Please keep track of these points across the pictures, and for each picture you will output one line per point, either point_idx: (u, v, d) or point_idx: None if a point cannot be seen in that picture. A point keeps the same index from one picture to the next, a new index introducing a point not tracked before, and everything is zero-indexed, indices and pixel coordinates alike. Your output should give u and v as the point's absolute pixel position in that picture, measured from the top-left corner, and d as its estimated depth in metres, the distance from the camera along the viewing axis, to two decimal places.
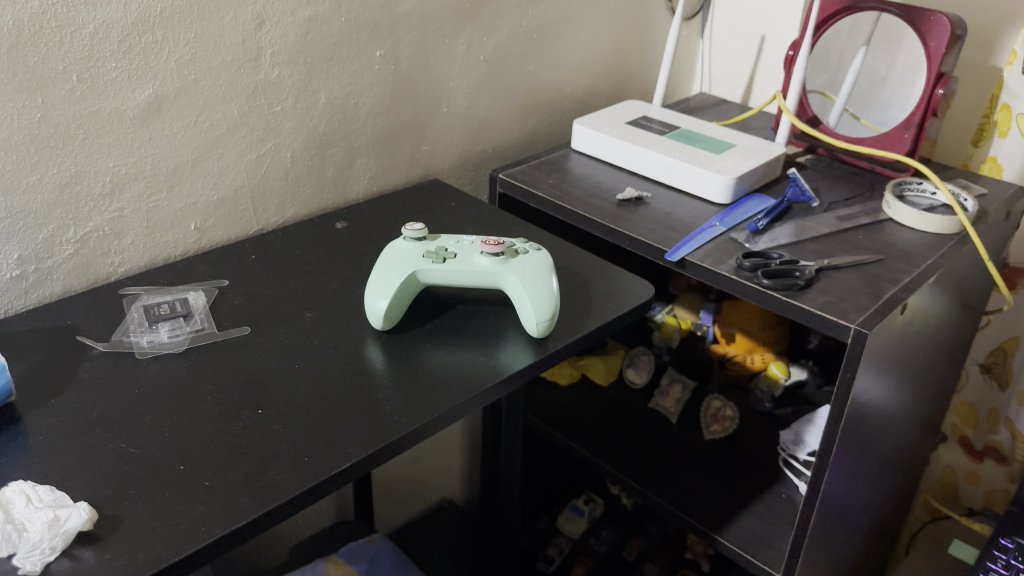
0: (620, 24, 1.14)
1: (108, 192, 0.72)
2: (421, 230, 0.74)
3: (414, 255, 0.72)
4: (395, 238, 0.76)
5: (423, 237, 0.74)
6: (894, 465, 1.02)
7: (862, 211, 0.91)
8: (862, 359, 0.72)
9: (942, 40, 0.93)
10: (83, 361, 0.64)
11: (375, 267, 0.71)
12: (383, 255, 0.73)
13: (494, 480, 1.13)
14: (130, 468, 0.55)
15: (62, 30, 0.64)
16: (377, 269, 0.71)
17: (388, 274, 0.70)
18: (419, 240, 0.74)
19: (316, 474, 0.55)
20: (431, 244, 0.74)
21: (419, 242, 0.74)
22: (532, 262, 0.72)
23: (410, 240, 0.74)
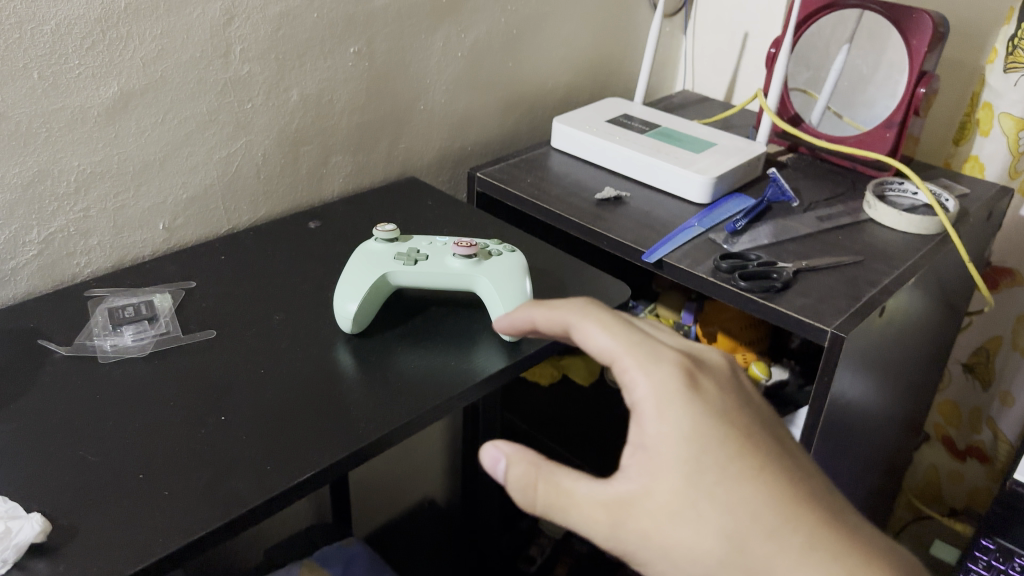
0: (602, 20, 1.12)
1: (74, 191, 0.70)
2: (393, 230, 0.73)
3: (386, 257, 0.71)
4: (366, 239, 0.74)
5: (395, 238, 0.73)
6: (875, 465, 1.02)
7: (843, 211, 0.90)
8: (840, 363, 0.71)
9: (924, 38, 0.92)
10: (44, 365, 0.63)
11: (345, 269, 0.70)
12: (353, 257, 0.72)
13: (474, 481, 1.12)
14: (87, 476, 0.53)
15: (22, 26, 0.62)
16: (345, 270, 0.70)
17: (358, 276, 0.68)
18: (390, 241, 0.73)
19: (280, 482, 0.53)
20: (403, 245, 0.73)
21: (390, 243, 0.73)
22: (505, 264, 0.70)
23: (381, 242, 0.73)
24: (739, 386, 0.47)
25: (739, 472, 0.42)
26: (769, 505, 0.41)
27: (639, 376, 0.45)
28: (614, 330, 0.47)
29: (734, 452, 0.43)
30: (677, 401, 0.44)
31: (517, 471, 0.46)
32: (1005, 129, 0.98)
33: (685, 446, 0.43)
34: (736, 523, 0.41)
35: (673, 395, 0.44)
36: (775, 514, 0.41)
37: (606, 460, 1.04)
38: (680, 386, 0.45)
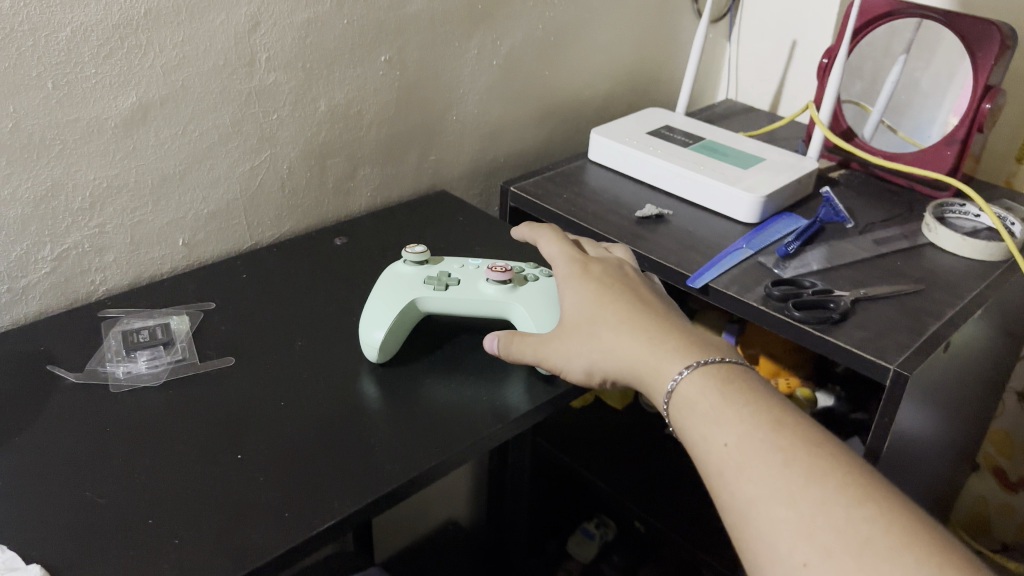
0: (644, 25, 1.07)
1: (88, 207, 0.66)
2: (424, 252, 0.69)
3: (414, 281, 0.67)
4: (395, 262, 0.71)
5: (425, 260, 0.69)
6: (926, 501, 0.96)
7: (900, 234, 0.85)
8: (902, 402, 0.66)
9: (990, 51, 0.87)
10: (53, 394, 0.59)
11: (372, 294, 0.66)
12: (380, 281, 0.68)
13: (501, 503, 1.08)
14: (93, 521, 0.49)
15: (36, 33, 0.59)
16: (372, 296, 0.66)
17: (385, 302, 0.64)
18: (420, 264, 0.69)
19: (298, 532, 0.49)
20: (434, 268, 0.69)
21: (420, 265, 0.69)
22: (542, 290, 0.66)
23: (411, 264, 0.69)
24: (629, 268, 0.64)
25: (605, 300, 0.59)
26: (622, 318, 0.57)
27: (559, 267, 0.64)
28: (551, 245, 0.67)
29: (605, 289, 0.60)
30: (577, 273, 0.62)
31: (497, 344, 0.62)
32: None
33: (577, 294, 0.60)
34: (600, 326, 0.57)
35: (576, 272, 0.62)
36: (620, 316, 0.57)
37: (640, 489, 1.00)
38: (581, 267, 0.63)
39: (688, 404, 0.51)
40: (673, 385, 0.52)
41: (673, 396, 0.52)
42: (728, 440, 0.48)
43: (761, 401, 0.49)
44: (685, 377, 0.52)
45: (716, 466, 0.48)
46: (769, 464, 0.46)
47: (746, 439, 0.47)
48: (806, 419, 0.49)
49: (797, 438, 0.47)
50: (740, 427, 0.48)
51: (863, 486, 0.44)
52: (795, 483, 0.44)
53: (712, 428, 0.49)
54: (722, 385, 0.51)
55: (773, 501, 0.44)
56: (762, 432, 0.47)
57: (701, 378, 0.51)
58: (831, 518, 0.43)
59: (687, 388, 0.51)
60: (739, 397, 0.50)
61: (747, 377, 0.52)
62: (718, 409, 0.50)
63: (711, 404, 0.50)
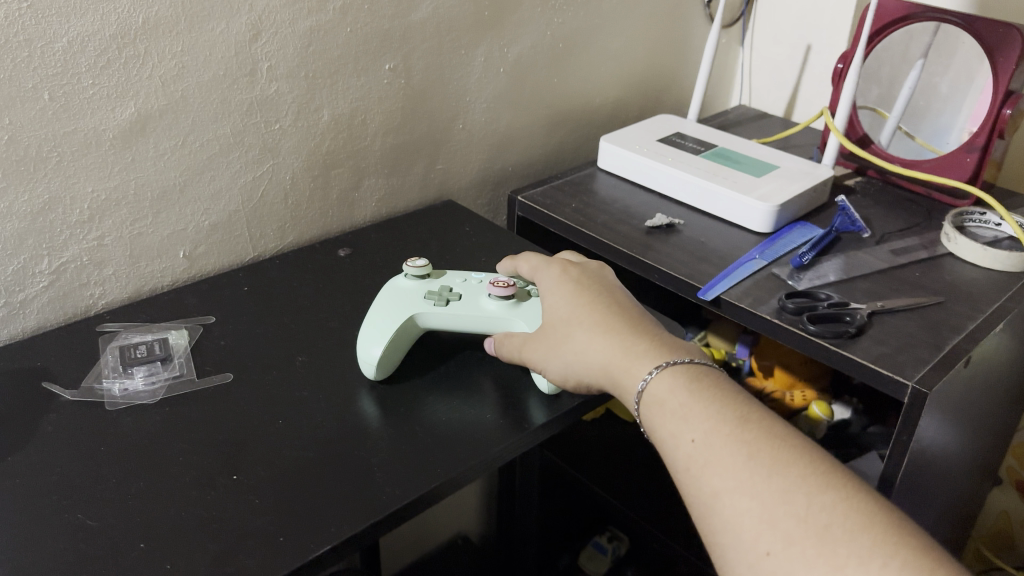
0: (655, 31, 1.05)
1: (87, 220, 0.66)
2: (425, 266, 0.68)
3: (415, 296, 0.66)
4: (397, 275, 0.69)
5: (426, 274, 0.68)
6: (946, 517, 0.94)
7: (918, 244, 0.82)
8: (921, 419, 0.63)
9: (1012, 55, 0.84)
10: (48, 412, 0.58)
11: (372, 309, 0.65)
12: (381, 296, 0.66)
13: (510, 515, 1.06)
14: (84, 546, 0.48)
15: (31, 44, 0.58)
16: (371, 312, 0.64)
17: (384, 318, 0.63)
18: (422, 278, 0.68)
19: (292, 558, 0.48)
20: (435, 283, 0.67)
21: (422, 279, 0.68)
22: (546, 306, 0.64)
23: (412, 278, 0.68)
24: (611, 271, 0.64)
25: (582, 302, 0.59)
26: (595, 316, 0.57)
27: (541, 275, 0.63)
28: (532, 259, 0.66)
29: (583, 290, 0.60)
30: (557, 277, 0.62)
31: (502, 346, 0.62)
32: None
33: (556, 295, 0.60)
34: (575, 328, 0.57)
35: (556, 278, 0.62)
36: (596, 318, 0.57)
37: (651, 503, 0.98)
38: (562, 272, 0.62)
39: (657, 403, 0.51)
40: (643, 386, 0.52)
41: (644, 397, 0.52)
42: (694, 436, 0.48)
43: (728, 399, 0.50)
44: (654, 378, 0.52)
45: (683, 461, 0.48)
46: (733, 458, 0.46)
47: (712, 434, 0.47)
48: (770, 415, 0.49)
49: (760, 433, 0.47)
50: (706, 423, 0.48)
51: (823, 474, 0.44)
52: (758, 475, 0.45)
53: (679, 425, 0.49)
54: (690, 384, 0.51)
55: (737, 494, 0.45)
56: (727, 428, 0.47)
57: (670, 378, 0.51)
58: (792, 507, 0.43)
59: (657, 387, 0.51)
60: (707, 395, 0.50)
61: (715, 378, 0.52)
62: (686, 407, 0.50)
63: (679, 402, 0.50)
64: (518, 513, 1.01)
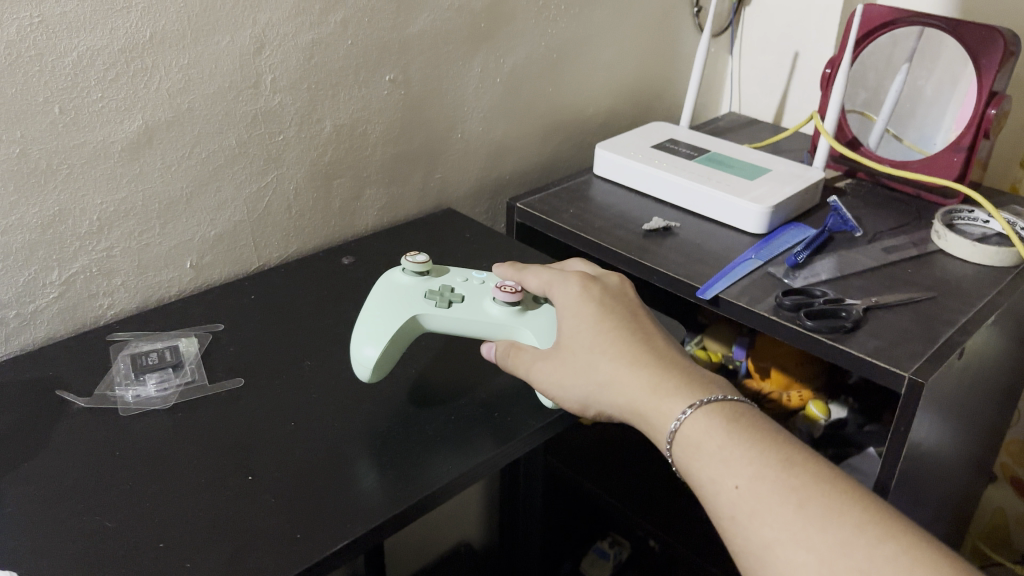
0: (646, 41, 1.08)
1: (96, 230, 0.67)
2: (424, 262, 0.68)
3: (416, 295, 0.66)
4: (394, 269, 0.70)
5: (424, 271, 0.68)
6: (943, 512, 0.95)
7: (909, 242, 0.84)
8: (918, 411, 0.65)
9: (995, 57, 0.87)
10: (62, 420, 0.59)
11: (371, 305, 0.65)
12: (378, 292, 0.67)
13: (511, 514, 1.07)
14: (104, 546, 0.49)
15: (42, 58, 0.59)
16: (369, 310, 0.65)
17: (385, 318, 0.63)
18: (421, 275, 0.68)
19: (311, 553, 0.49)
20: (434, 281, 0.68)
21: (420, 276, 0.68)
22: (551, 315, 0.65)
23: (410, 274, 0.68)
24: (629, 291, 0.63)
25: (605, 329, 0.58)
26: (620, 346, 0.57)
27: (556, 290, 0.63)
28: (543, 272, 0.65)
29: (605, 316, 0.59)
30: (578, 296, 0.61)
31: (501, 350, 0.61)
32: None
33: (577, 317, 0.60)
34: (598, 358, 0.57)
35: (576, 296, 0.61)
36: (620, 349, 0.57)
37: (653, 504, 0.99)
38: (581, 290, 0.62)
39: (693, 445, 0.51)
40: (676, 425, 0.52)
41: (677, 437, 0.52)
42: (739, 483, 0.48)
43: (765, 438, 0.50)
44: (688, 417, 0.52)
45: (728, 509, 0.48)
46: (784, 506, 0.46)
47: (758, 480, 0.48)
48: (809, 451, 0.50)
49: (807, 477, 0.47)
50: (749, 469, 0.48)
51: (880, 523, 0.44)
52: (811, 525, 0.45)
53: (721, 470, 0.49)
54: (727, 425, 0.51)
55: (791, 545, 0.45)
56: (772, 472, 0.48)
57: (705, 418, 0.52)
58: (852, 560, 0.43)
59: (692, 429, 0.51)
60: (746, 436, 0.50)
61: (746, 414, 0.52)
62: (725, 449, 0.50)
63: (717, 444, 0.50)
64: (519, 507, 1.02)
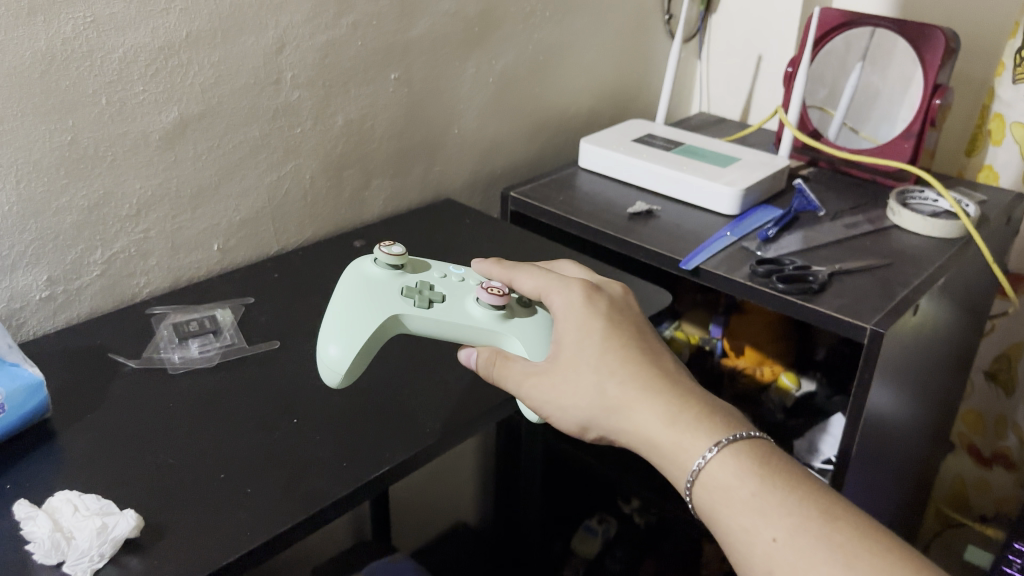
0: (622, 46, 1.16)
1: (135, 213, 0.73)
2: (399, 254, 0.65)
3: (392, 292, 0.63)
4: (366, 258, 0.67)
5: (400, 264, 0.66)
6: (908, 470, 1.03)
7: (865, 219, 0.93)
8: (879, 361, 0.73)
9: (937, 53, 0.96)
10: (116, 378, 0.65)
11: (345, 302, 0.62)
12: (353, 285, 0.63)
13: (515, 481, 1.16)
14: (171, 478, 0.55)
15: (93, 54, 0.65)
16: (343, 307, 0.62)
17: (360, 319, 0.60)
18: (396, 268, 0.65)
19: (358, 477, 0.55)
20: (411, 277, 0.65)
21: (394, 269, 0.65)
22: (536, 321, 0.62)
23: (385, 267, 0.65)
24: (631, 303, 0.61)
25: (613, 347, 0.56)
26: (630, 367, 0.55)
27: (556, 297, 0.60)
28: (536, 273, 0.62)
29: (613, 331, 0.56)
30: (582, 305, 0.58)
31: (485, 356, 0.58)
32: (1017, 138, 1.00)
33: (580, 329, 0.57)
34: (606, 380, 0.54)
35: (579, 305, 0.58)
36: (630, 370, 0.54)
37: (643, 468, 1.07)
38: (585, 299, 0.59)
39: (722, 488, 0.50)
40: (700, 465, 0.51)
41: (700, 475, 0.52)
42: (776, 535, 0.48)
43: (797, 485, 0.50)
44: (714, 455, 0.51)
45: (763, 560, 0.48)
46: (829, 564, 0.46)
47: (798, 534, 0.48)
48: (838, 496, 0.50)
49: (850, 531, 0.47)
50: (788, 520, 0.48)
51: None
52: None
53: (755, 520, 0.49)
54: (756, 468, 0.51)
55: None
56: (813, 526, 0.48)
57: (732, 460, 0.51)
58: None
59: (717, 470, 0.51)
60: (780, 483, 0.50)
61: (775, 457, 0.52)
62: (758, 496, 0.50)
63: (751, 491, 0.50)
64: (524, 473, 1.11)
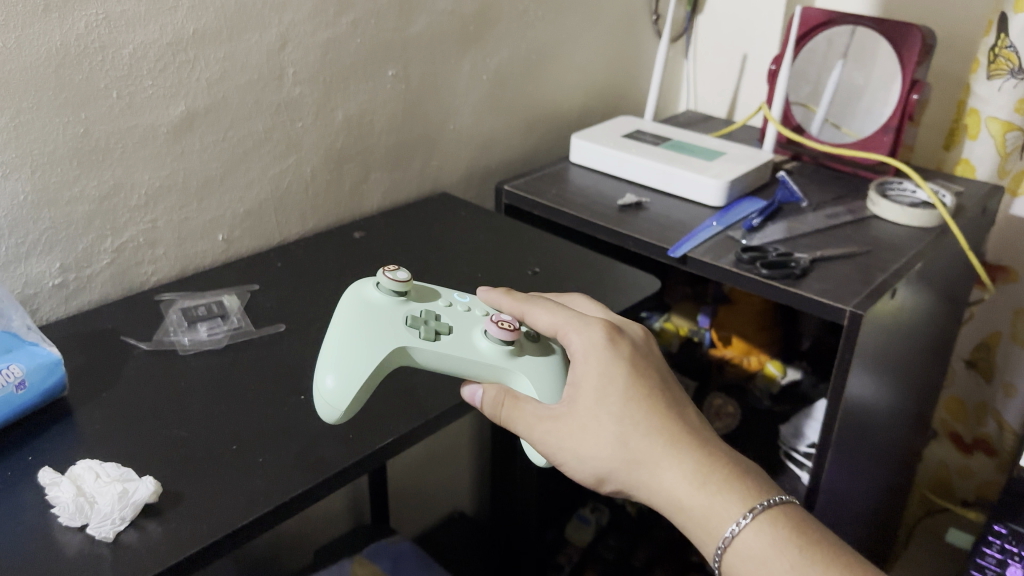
0: (612, 46, 1.20)
1: (144, 204, 0.76)
2: (403, 279, 0.60)
3: (395, 321, 0.57)
4: (364, 279, 0.61)
5: (403, 290, 0.60)
6: (891, 456, 1.06)
7: (847, 210, 0.97)
8: (858, 342, 0.76)
9: (914, 49, 1.01)
10: (128, 359, 0.67)
11: (344, 332, 0.56)
12: (353, 312, 0.58)
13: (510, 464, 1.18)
14: (185, 448, 0.58)
15: (105, 50, 0.68)
16: (345, 338, 0.56)
17: (363, 353, 0.55)
18: (399, 295, 0.60)
19: (364, 448, 0.58)
20: (414, 304, 0.59)
21: (396, 295, 0.59)
22: (548, 360, 0.58)
23: (387, 292, 0.59)
24: (649, 346, 0.59)
25: (635, 399, 0.54)
26: (654, 418, 0.54)
27: (576, 338, 0.57)
28: (551, 309, 0.59)
29: (636, 378, 0.55)
30: (604, 349, 0.56)
31: (491, 395, 0.55)
32: (993, 133, 1.04)
33: (603, 376, 0.55)
34: (629, 431, 0.53)
35: (602, 348, 0.56)
36: (655, 423, 0.54)
37: None
38: (607, 341, 0.56)
39: (758, 559, 0.52)
40: (734, 533, 0.53)
41: (731, 543, 0.53)
42: None
43: (830, 556, 0.52)
44: (750, 522, 0.53)
45: None
46: None
47: None
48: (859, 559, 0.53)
49: None
50: None
51: None
52: None
53: None
54: (790, 537, 0.52)
55: None
56: None
57: (767, 528, 0.53)
58: None
59: (751, 539, 0.52)
60: (813, 552, 0.52)
61: (804, 521, 0.54)
62: (795, 568, 0.52)
63: (788, 562, 0.52)
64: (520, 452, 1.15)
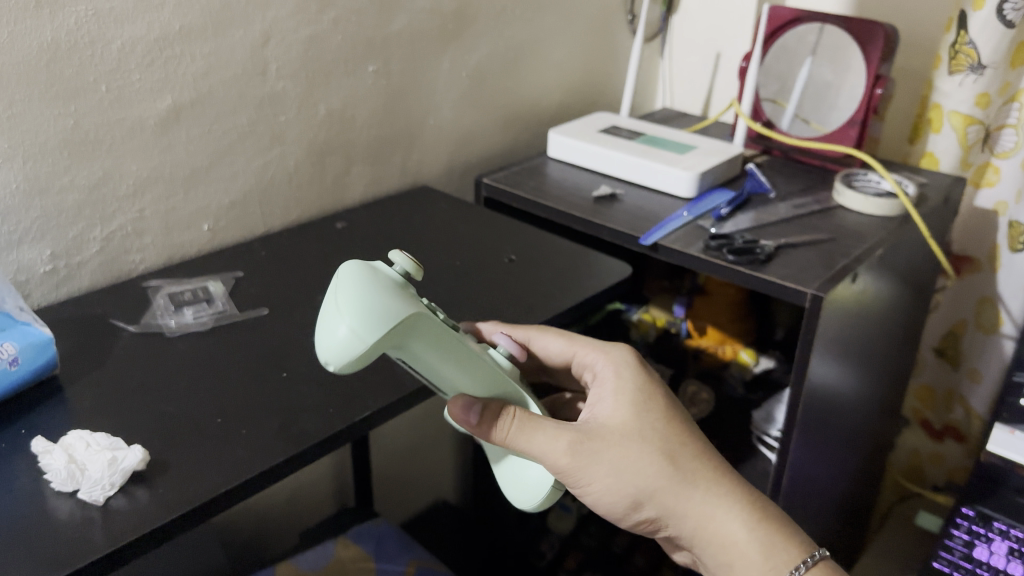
0: (589, 45, 1.24)
1: (132, 194, 0.78)
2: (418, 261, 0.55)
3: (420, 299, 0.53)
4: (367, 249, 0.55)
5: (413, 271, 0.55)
6: (860, 441, 1.10)
7: (814, 201, 1.00)
8: (819, 325, 0.79)
9: (877, 46, 1.05)
10: (117, 341, 0.70)
11: (376, 282, 0.50)
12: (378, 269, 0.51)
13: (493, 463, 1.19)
14: (172, 421, 0.60)
15: (94, 45, 0.71)
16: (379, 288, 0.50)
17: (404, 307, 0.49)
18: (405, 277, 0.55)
19: (343, 419, 0.61)
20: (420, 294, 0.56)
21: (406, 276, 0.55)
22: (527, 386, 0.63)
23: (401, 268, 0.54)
24: None
25: (674, 419, 0.61)
26: (695, 443, 0.61)
27: (597, 357, 0.65)
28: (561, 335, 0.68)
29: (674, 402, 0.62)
30: (634, 366, 0.64)
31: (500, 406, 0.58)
32: (955, 126, 1.08)
33: (643, 393, 0.61)
34: (673, 450, 0.59)
35: (633, 365, 0.64)
36: (696, 447, 0.60)
37: None
38: (636, 361, 0.64)
39: None
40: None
41: None
42: None
43: None
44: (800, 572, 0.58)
45: None
46: None
47: None
48: None
49: None
50: None
51: None
52: None
53: None
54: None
55: None
56: None
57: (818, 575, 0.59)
58: None
59: None
60: None
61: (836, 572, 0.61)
62: None
63: None
64: None
